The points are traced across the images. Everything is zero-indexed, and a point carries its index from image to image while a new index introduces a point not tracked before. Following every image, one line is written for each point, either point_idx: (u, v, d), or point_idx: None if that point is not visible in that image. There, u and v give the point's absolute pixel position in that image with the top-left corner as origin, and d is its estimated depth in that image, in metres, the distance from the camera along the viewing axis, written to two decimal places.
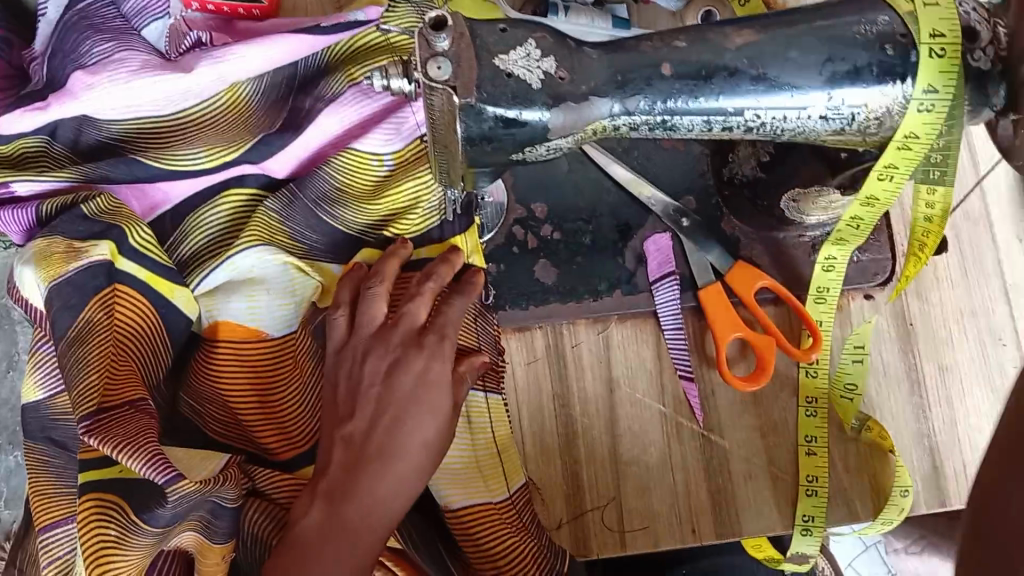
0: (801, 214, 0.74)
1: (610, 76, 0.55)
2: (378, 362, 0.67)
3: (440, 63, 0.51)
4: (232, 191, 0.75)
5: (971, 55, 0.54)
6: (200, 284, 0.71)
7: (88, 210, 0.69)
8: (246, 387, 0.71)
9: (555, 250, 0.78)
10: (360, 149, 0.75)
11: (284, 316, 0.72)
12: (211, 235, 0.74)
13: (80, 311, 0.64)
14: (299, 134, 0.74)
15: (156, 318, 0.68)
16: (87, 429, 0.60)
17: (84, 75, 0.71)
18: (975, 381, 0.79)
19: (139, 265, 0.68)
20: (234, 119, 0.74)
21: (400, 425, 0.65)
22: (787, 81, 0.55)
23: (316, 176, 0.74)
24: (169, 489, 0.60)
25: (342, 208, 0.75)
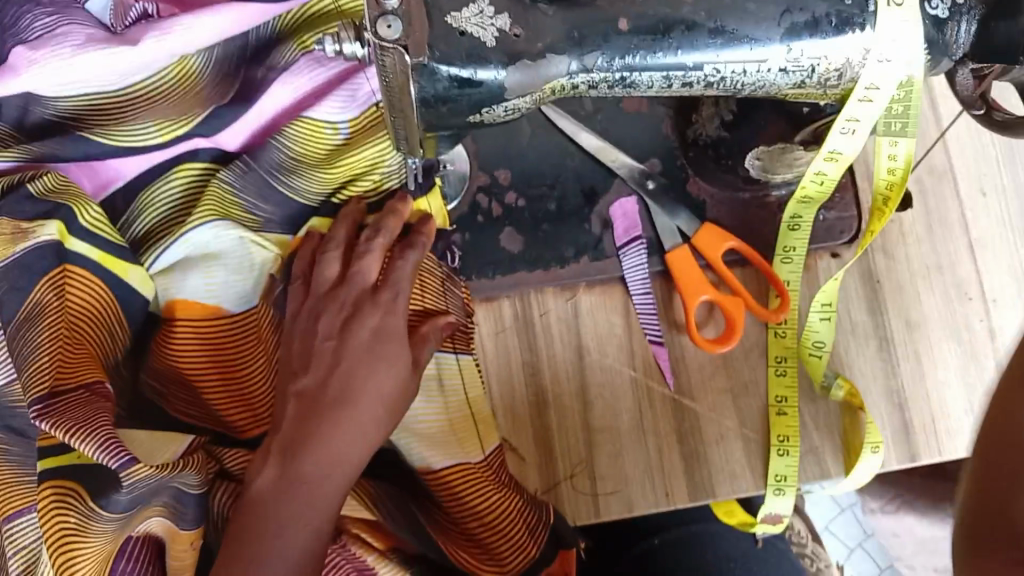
0: (765, 171, 0.74)
1: (566, 33, 0.54)
2: (332, 318, 0.67)
3: (390, 21, 0.49)
4: (184, 164, 0.73)
5: (928, 3, 0.54)
6: (155, 261, 0.69)
7: (35, 189, 0.67)
8: (208, 366, 0.70)
9: (520, 218, 0.77)
10: (313, 117, 0.73)
11: (244, 291, 0.71)
12: (163, 211, 0.72)
13: (29, 293, 0.63)
14: (250, 106, 0.72)
15: (110, 296, 0.67)
16: (38, 412, 0.59)
17: (25, 50, 0.69)
18: (943, 336, 0.80)
19: (91, 245, 0.66)
20: (184, 92, 0.72)
21: (354, 376, 0.65)
22: (745, 33, 0.54)
23: (269, 146, 0.72)
24: (123, 475, 0.58)
25: (298, 178, 0.73)
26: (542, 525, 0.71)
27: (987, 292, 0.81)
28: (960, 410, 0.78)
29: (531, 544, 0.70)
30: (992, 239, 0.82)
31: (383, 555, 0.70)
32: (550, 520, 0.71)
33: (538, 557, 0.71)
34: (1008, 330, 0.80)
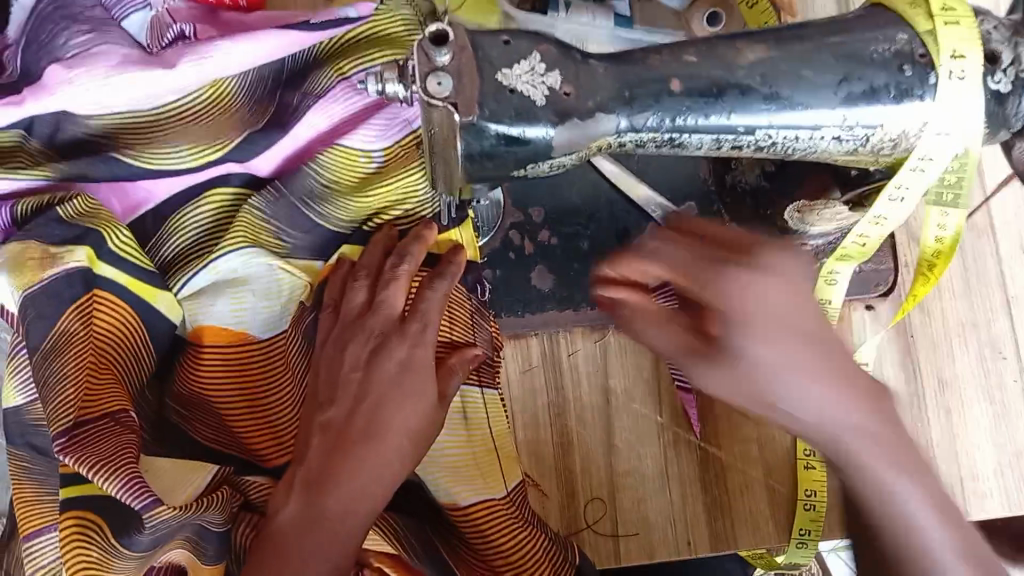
0: (803, 223, 0.71)
1: (617, 90, 0.52)
2: (359, 348, 0.67)
3: (440, 78, 0.48)
4: (215, 189, 0.71)
5: (990, 77, 0.53)
6: (183, 286, 0.68)
7: (65, 213, 0.66)
8: (234, 392, 0.69)
9: (553, 256, 0.76)
10: (347, 145, 0.71)
11: (271, 317, 0.70)
12: (194, 234, 0.71)
13: (56, 322, 0.61)
14: (287, 130, 0.70)
15: (138, 323, 0.66)
16: (62, 446, 0.57)
17: (60, 69, 0.67)
18: (975, 394, 0.79)
19: (119, 270, 0.65)
20: (218, 114, 0.70)
21: (381, 407, 0.64)
22: (801, 101, 0.53)
23: (301, 172, 0.71)
24: (146, 516, 0.58)
25: (329, 205, 0.72)
26: (567, 564, 0.69)
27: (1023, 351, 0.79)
28: (988, 470, 0.77)
29: None
30: None
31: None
32: (576, 563, 0.69)
33: None
34: None
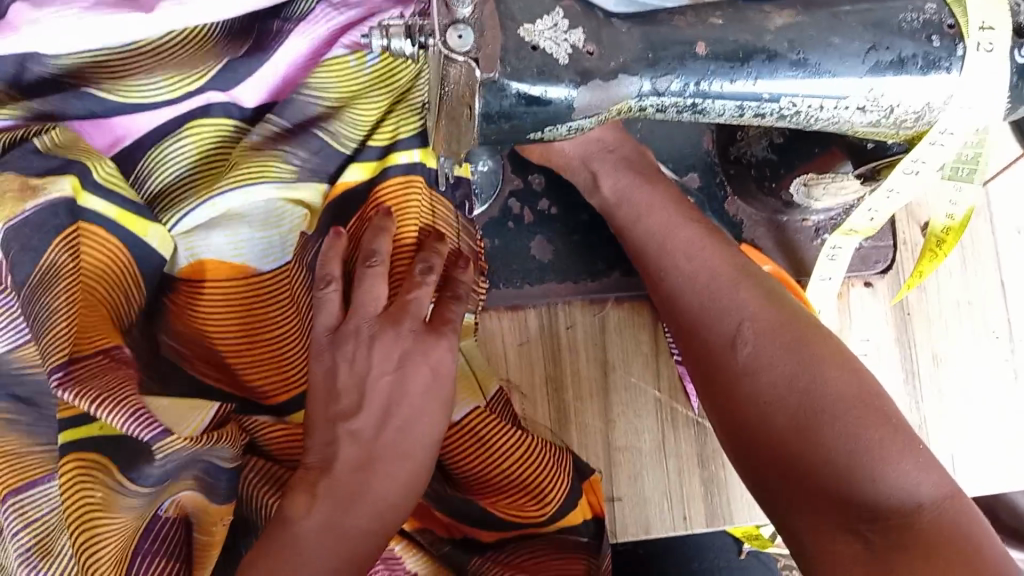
0: (809, 198, 0.72)
1: (641, 52, 0.50)
2: (389, 347, 0.60)
3: (461, 30, 0.46)
4: (196, 122, 0.66)
5: (1018, 51, 0.52)
6: (180, 221, 0.63)
7: (41, 145, 0.60)
8: (235, 334, 0.65)
9: (551, 226, 0.74)
10: (335, 56, 0.66)
11: (270, 246, 0.65)
12: (179, 170, 0.65)
13: (44, 250, 0.56)
14: (266, 57, 0.65)
15: (129, 261, 0.61)
16: (59, 381, 0.54)
17: (26, 7, 0.62)
18: (968, 372, 0.79)
19: (108, 203, 0.60)
20: (194, 51, 0.65)
21: (412, 423, 0.59)
22: (828, 68, 0.51)
23: (297, 99, 0.67)
24: (157, 447, 0.55)
25: (333, 123, 0.67)
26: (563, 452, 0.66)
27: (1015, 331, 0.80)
28: (980, 446, 0.78)
29: (562, 477, 0.65)
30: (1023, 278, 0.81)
31: (411, 543, 0.66)
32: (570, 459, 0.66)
33: (572, 488, 0.65)
34: None
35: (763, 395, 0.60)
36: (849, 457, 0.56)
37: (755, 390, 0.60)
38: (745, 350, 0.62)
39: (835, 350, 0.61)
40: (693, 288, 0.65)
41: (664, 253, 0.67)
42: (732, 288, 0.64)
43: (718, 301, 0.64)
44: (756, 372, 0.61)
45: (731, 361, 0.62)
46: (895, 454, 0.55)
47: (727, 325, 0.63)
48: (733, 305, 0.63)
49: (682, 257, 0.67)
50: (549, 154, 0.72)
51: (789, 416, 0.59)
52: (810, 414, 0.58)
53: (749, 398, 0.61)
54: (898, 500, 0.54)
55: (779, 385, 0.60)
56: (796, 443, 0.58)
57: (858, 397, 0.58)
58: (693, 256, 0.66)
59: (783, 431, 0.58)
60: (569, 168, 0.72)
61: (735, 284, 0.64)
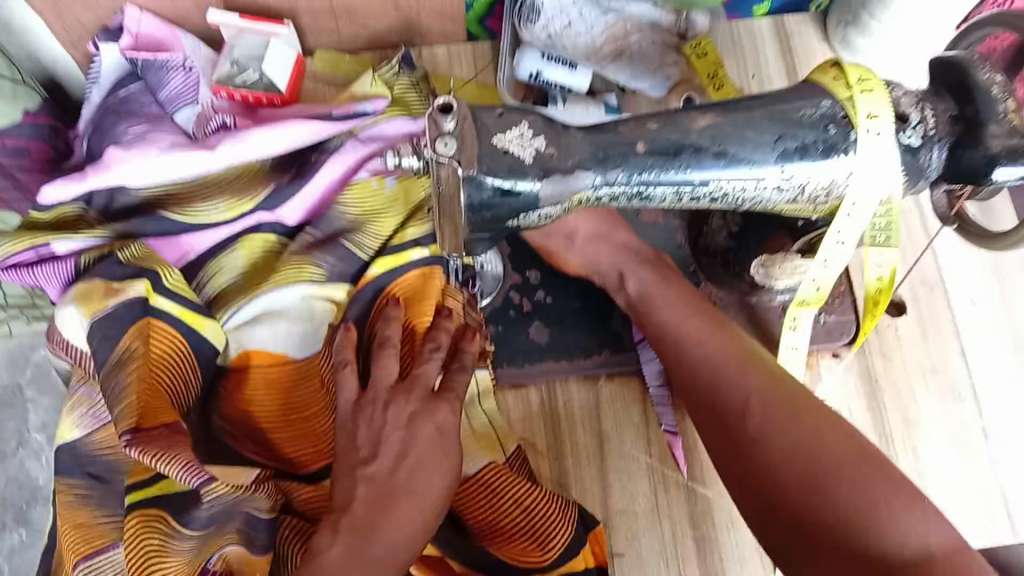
0: (768, 279, 0.81)
1: (592, 152, 0.63)
2: (399, 411, 0.71)
3: (447, 140, 0.59)
4: (249, 237, 0.81)
5: (903, 134, 0.63)
6: (229, 319, 0.77)
7: (123, 257, 0.75)
8: (278, 412, 0.77)
9: (549, 313, 0.86)
10: (359, 180, 0.82)
11: (304, 338, 0.78)
12: (231, 277, 0.80)
13: (120, 339, 0.70)
14: (306, 179, 0.80)
15: (187, 350, 0.74)
16: (128, 441, 0.66)
17: (117, 150, 0.79)
18: (940, 433, 0.86)
19: (173, 302, 0.74)
20: (247, 180, 0.82)
21: (420, 468, 0.69)
22: (744, 156, 0.64)
23: (330, 216, 0.82)
24: (203, 490, 0.67)
25: (358, 234, 0.81)
26: (570, 504, 0.75)
27: (979, 395, 0.87)
28: (957, 501, 0.83)
29: (565, 525, 0.74)
30: (982, 346, 0.89)
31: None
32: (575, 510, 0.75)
33: (574, 538, 0.74)
34: (1000, 431, 0.86)
35: (771, 460, 0.64)
36: (864, 509, 0.60)
37: (768, 456, 0.65)
38: (752, 422, 0.67)
39: (831, 418, 0.66)
40: (705, 374, 0.72)
41: (678, 347, 0.75)
42: (736, 370, 0.71)
43: (725, 383, 0.71)
44: (766, 441, 0.66)
45: (740, 432, 0.67)
46: (901, 508, 0.59)
47: (735, 401, 0.69)
48: (739, 384, 0.70)
49: (693, 347, 0.74)
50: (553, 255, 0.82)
51: (799, 480, 0.62)
52: (823, 473, 0.62)
53: (763, 464, 0.65)
54: (913, 548, 0.58)
55: (786, 449, 0.64)
56: (809, 503, 0.61)
57: (860, 455, 0.63)
58: (699, 346, 0.74)
59: (793, 494, 0.62)
60: (604, 273, 0.83)
61: (738, 367, 0.71)
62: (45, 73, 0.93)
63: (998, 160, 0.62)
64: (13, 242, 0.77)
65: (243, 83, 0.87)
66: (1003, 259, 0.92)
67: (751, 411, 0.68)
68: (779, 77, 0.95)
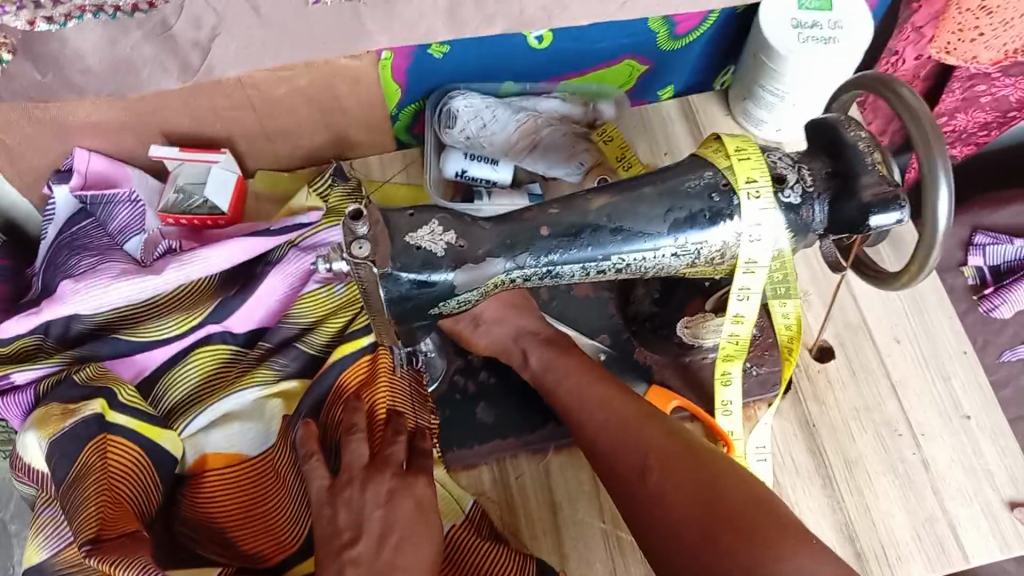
0: (697, 339, 0.86)
1: (500, 241, 0.69)
2: (378, 487, 0.74)
3: (361, 243, 0.64)
4: (202, 348, 0.86)
5: (782, 194, 0.69)
6: (187, 426, 0.82)
7: (78, 378, 0.80)
8: (234, 510, 0.80)
9: (492, 393, 0.90)
10: (309, 291, 0.87)
11: (257, 436, 0.82)
12: (184, 390, 0.84)
13: (77, 454, 0.75)
14: (249, 292, 0.86)
15: (144, 459, 0.78)
16: (88, 550, 0.69)
17: (71, 282, 0.85)
18: (881, 469, 0.89)
19: (129, 416, 0.79)
20: (195, 295, 0.88)
21: (388, 538, 0.72)
22: (640, 230, 0.69)
23: (282, 326, 0.87)
24: None
25: (307, 338, 0.87)
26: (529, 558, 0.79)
27: (915, 428, 0.91)
28: (908, 532, 0.86)
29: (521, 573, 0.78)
30: (912, 380, 0.93)
31: None
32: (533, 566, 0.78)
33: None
34: (941, 460, 0.89)
35: (674, 516, 0.69)
36: (756, 554, 0.64)
37: (668, 509, 0.70)
38: (652, 480, 0.72)
39: (727, 468, 0.72)
40: (608, 437, 0.77)
41: (584, 412, 0.80)
42: (637, 429, 0.76)
43: (627, 444, 0.75)
44: (666, 496, 0.71)
45: (643, 492, 0.72)
46: (793, 544, 0.65)
47: (636, 459, 0.74)
48: (641, 441, 0.75)
49: (596, 411, 0.79)
50: (489, 342, 0.88)
51: (700, 529, 0.67)
52: (718, 527, 0.67)
53: (660, 519, 0.70)
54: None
55: (686, 501, 0.69)
56: (711, 552, 0.66)
57: (756, 501, 0.68)
58: (601, 409, 0.79)
59: (697, 543, 0.67)
60: (507, 351, 0.88)
61: (639, 427, 0.76)
62: (4, 217, 0.99)
63: (871, 208, 0.66)
64: None
65: (189, 209, 0.93)
66: (921, 295, 0.98)
67: (653, 467, 0.73)
68: (688, 143, 1.02)
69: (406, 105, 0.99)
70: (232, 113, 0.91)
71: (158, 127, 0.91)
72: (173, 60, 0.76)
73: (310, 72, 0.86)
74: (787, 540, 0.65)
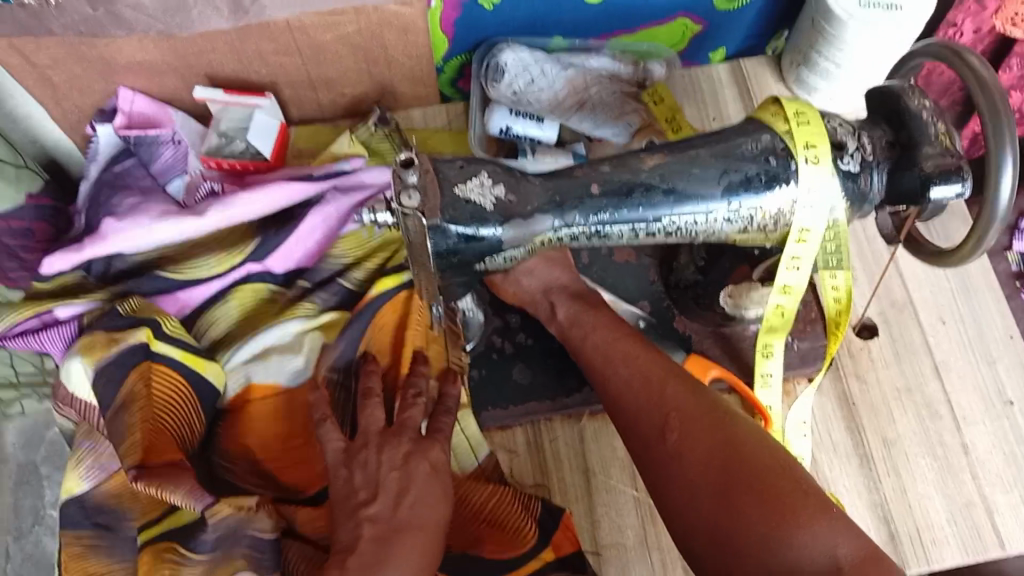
0: (739, 308, 0.85)
1: (549, 198, 0.68)
2: (393, 452, 0.74)
3: (410, 192, 0.63)
4: (241, 287, 0.87)
5: (841, 161, 0.66)
6: (230, 359, 0.83)
7: (121, 309, 0.81)
8: (274, 439, 0.82)
9: (530, 354, 0.89)
10: (350, 232, 0.89)
11: (296, 368, 0.83)
12: (227, 326, 0.86)
13: (122, 381, 0.77)
14: (290, 232, 0.86)
15: (187, 388, 0.79)
16: (135, 475, 0.72)
17: (113, 221, 0.85)
18: (919, 451, 0.87)
19: (173, 346, 0.80)
20: (235, 233, 0.89)
21: (405, 496, 0.71)
22: (693, 192, 0.68)
23: (321, 266, 0.89)
24: (207, 513, 0.73)
25: (345, 275, 0.88)
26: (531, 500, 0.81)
27: (957, 411, 0.89)
28: (945, 516, 0.84)
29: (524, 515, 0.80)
30: (955, 362, 0.92)
31: None
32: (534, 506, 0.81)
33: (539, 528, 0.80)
34: (981, 445, 0.88)
35: (689, 477, 0.67)
36: (770, 523, 0.62)
37: (683, 469, 0.67)
38: (671, 437, 0.69)
39: (751, 429, 0.69)
40: (630, 393, 0.74)
41: (609, 367, 0.78)
42: (660, 386, 0.73)
43: (647, 400, 0.73)
44: (682, 456, 0.68)
45: (659, 451, 0.70)
46: (812, 515, 0.62)
47: (655, 417, 0.71)
48: (662, 397, 0.72)
49: (623, 366, 0.77)
50: (518, 291, 0.86)
51: (715, 493, 0.65)
52: (733, 493, 0.64)
53: (679, 476, 0.67)
54: (818, 563, 0.60)
55: (702, 463, 0.67)
56: (724, 519, 0.64)
57: (778, 465, 0.65)
58: (631, 367, 0.76)
59: (710, 508, 0.65)
60: (535, 302, 0.85)
61: (662, 383, 0.73)
62: (45, 158, 0.99)
63: (931, 180, 0.64)
64: (18, 313, 0.84)
65: (230, 153, 0.93)
66: (970, 276, 0.96)
67: (671, 425, 0.70)
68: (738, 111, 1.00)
69: (451, 59, 0.97)
70: (277, 58, 0.89)
71: (203, 72, 0.91)
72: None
73: (359, 22, 0.84)
74: (805, 510, 0.62)
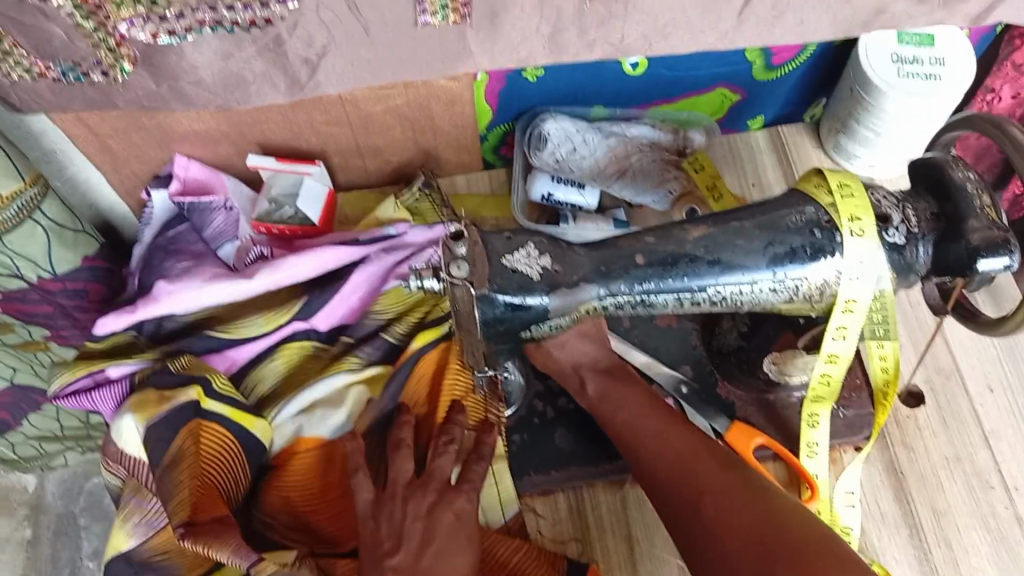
0: (784, 375, 0.86)
1: (595, 267, 0.69)
2: (419, 502, 0.73)
3: (460, 263, 0.65)
4: (287, 344, 0.89)
5: (886, 233, 0.67)
6: (277, 415, 0.84)
7: (173, 367, 0.84)
8: (314, 491, 0.82)
9: (571, 418, 0.89)
10: (393, 288, 0.89)
11: (338, 422, 0.83)
12: (273, 381, 0.88)
13: (173, 439, 0.78)
14: (336, 292, 0.89)
15: (234, 442, 0.81)
16: (182, 532, 0.72)
17: (165, 284, 0.88)
18: (971, 523, 0.85)
19: (222, 404, 0.82)
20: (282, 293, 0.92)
21: (428, 548, 0.70)
22: (737, 263, 0.68)
23: (366, 321, 0.90)
24: (252, 570, 0.71)
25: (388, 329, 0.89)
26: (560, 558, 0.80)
27: (1008, 480, 0.88)
28: None
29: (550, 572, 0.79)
30: (1005, 431, 0.90)
31: None
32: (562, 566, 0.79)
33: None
34: None
35: (720, 551, 0.66)
36: None
37: (716, 543, 0.66)
38: (704, 511, 0.69)
39: (789, 507, 0.67)
40: (660, 465, 0.75)
41: (643, 439, 0.78)
42: (693, 460, 0.73)
43: (678, 474, 0.73)
44: (716, 530, 0.67)
45: (691, 524, 0.69)
46: None
47: (686, 491, 0.71)
48: (697, 472, 0.72)
49: (653, 436, 0.77)
50: (550, 362, 0.82)
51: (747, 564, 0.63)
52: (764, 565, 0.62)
53: (712, 552, 0.66)
54: None
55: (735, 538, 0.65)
56: None
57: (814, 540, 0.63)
58: (672, 434, 0.76)
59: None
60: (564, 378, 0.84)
61: (695, 460, 0.73)
62: (102, 221, 1.02)
63: (979, 252, 0.64)
64: (71, 371, 0.85)
65: (280, 218, 0.95)
66: (1017, 343, 0.95)
67: (703, 499, 0.70)
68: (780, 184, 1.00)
69: (494, 127, 0.99)
70: (328, 129, 0.92)
71: (257, 140, 0.94)
72: (283, 77, 0.77)
73: (408, 93, 0.87)
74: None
